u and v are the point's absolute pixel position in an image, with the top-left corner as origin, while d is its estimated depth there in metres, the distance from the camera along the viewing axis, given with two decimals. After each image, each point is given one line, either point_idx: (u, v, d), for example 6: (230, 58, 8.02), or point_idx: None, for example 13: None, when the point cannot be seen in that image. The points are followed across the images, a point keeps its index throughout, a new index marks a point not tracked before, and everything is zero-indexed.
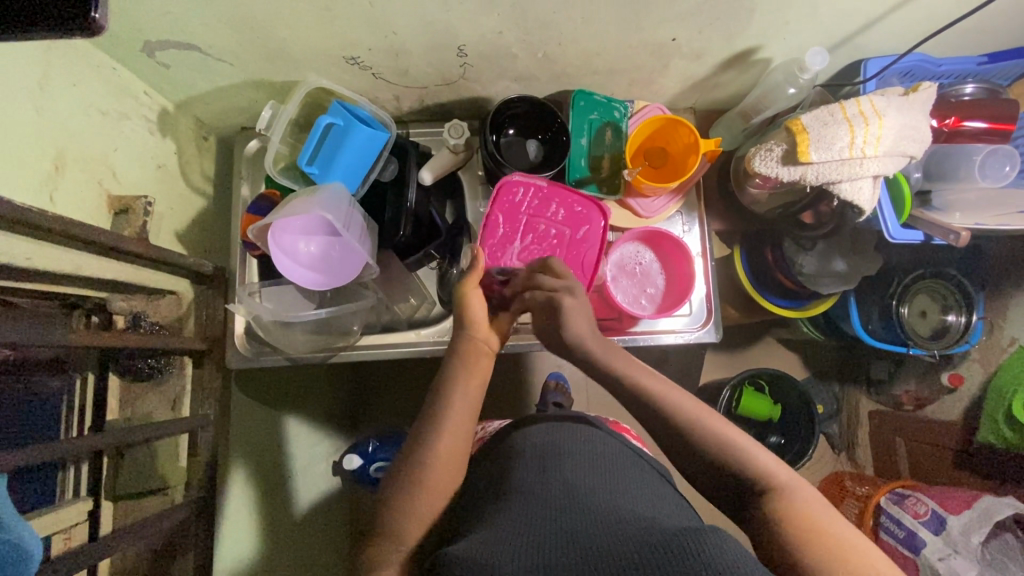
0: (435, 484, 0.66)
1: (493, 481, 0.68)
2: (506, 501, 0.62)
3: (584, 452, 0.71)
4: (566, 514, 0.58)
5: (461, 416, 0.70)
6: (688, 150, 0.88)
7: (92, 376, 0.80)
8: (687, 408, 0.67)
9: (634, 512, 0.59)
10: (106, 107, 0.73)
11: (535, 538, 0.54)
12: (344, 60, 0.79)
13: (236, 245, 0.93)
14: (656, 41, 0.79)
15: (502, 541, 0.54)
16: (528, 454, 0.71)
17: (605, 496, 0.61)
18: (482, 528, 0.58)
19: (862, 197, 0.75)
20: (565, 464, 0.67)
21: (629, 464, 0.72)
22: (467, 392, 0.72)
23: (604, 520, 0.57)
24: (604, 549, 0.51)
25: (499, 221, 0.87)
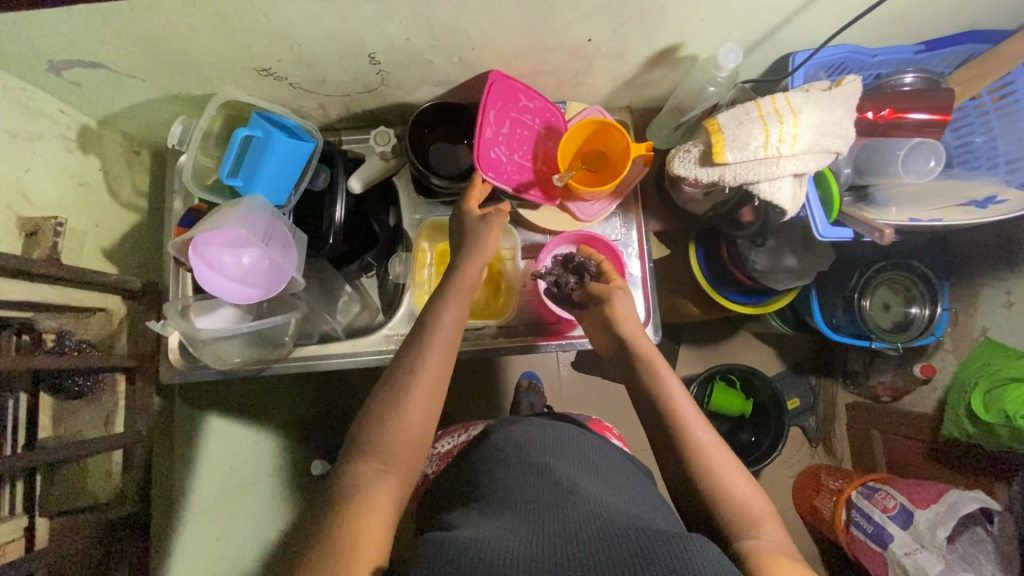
0: (424, 405, 0.63)
1: (474, 488, 0.69)
2: (494, 504, 0.63)
3: (567, 451, 0.71)
4: (550, 517, 0.58)
5: (448, 333, 0.67)
6: (616, 152, 0.87)
7: (24, 394, 0.79)
8: (694, 424, 0.69)
9: (616, 509, 0.60)
10: (14, 129, 0.72)
11: (526, 536, 0.56)
12: (257, 72, 0.78)
13: (169, 258, 0.93)
14: (572, 42, 0.77)
15: (499, 539, 0.55)
16: (511, 453, 0.71)
17: (590, 490, 0.63)
18: (470, 525, 0.59)
19: (782, 197, 0.73)
20: (548, 462, 0.68)
21: (611, 465, 0.72)
22: (460, 306, 0.69)
23: (590, 515, 0.58)
24: (592, 547, 0.53)
25: (554, 122, 0.89)
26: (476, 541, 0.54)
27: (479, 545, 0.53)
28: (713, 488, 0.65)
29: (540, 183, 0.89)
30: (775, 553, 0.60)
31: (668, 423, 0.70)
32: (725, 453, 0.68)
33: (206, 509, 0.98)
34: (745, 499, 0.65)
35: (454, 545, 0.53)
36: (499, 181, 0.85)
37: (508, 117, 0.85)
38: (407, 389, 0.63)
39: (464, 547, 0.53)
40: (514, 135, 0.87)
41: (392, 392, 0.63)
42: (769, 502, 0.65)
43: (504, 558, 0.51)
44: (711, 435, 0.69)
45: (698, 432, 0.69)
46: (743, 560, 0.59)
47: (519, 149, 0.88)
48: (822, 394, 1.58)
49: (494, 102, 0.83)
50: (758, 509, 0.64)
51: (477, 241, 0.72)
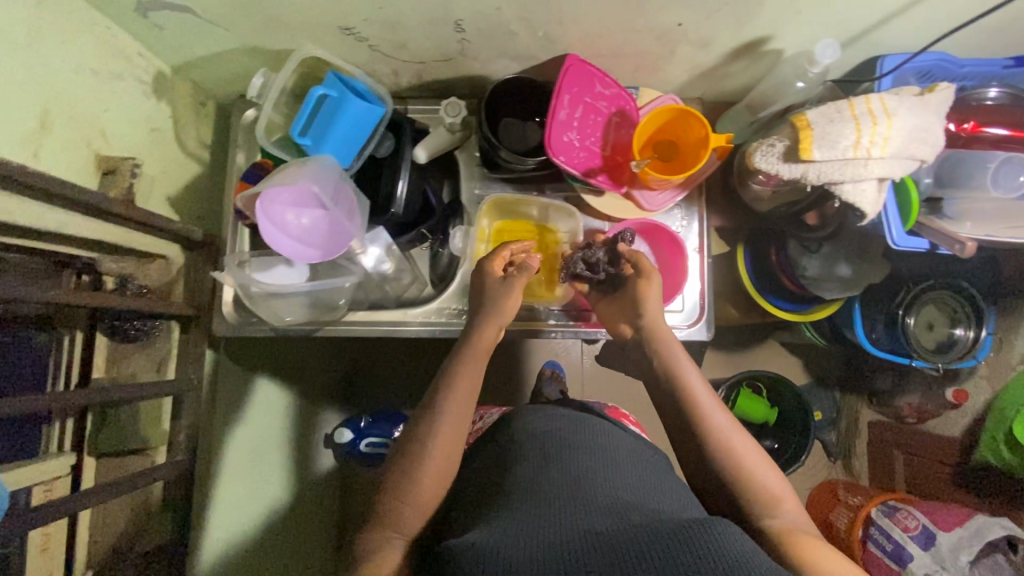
0: (442, 465, 0.66)
1: (492, 473, 0.67)
2: (510, 493, 0.61)
3: (585, 443, 0.68)
4: (569, 511, 0.56)
5: (461, 395, 0.70)
6: (693, 144, 0.85)
7: (81, 334, 0.82)
8: (709, 415, 0.68)
9: (635, 505, 0.58)
10: (97, 67, 0.72)
11: (544, 529, 0.54)
12: (339, 31, 0.77)
13: (230, 212, 0.93)
14: (661, 25, 0.76)
15: (516, 532, 0.54)
16: (528, 444, 0.69)
17: (610, 486, 0.61)
18: (486, 520, 0.58)
19: (864, 200, 0.71)
20: (563, 455, 0.66)
21: (634, 458, 0.68)
22: (474, 370, 0.72)
23: (610, 511, 0.56)
24: (610, 544, 0.51)
25: (631, 108, 0.87)
26: (494, 541, 0.53)
27: (499, 546, 0.51)
28: (735, 474, 0.65)
29: (610, 171, 0.88)
30: (796, 532, 0.61)
31: (684, 416, 0.70)
32: (743, 442, 0.67)
33: (239, 467, 0.99)
34: (763, 480, 0.65)
35: (472, 547, 0.52)
36: (571, 164, 0.84)
37: (583, 100, 0.84)
38: (425, 451, 0.66)
39: (482, 548, 0.51)
40: (590, 118, 0.85)
41: (412, 450, 0.66)
42: (787, 482, 0.66)
43: (521, 557, 0.50)
44: (727, 418, 0.68)
45: (714, 415, 0.69)
46: (769, 544, 0.61)
47: (593, 133, 0.86)
48: (846, 412, 1.57)
49: (571, 83, 0.82)
50: (778, 495, 0.64)
51: (494, 307, 0.76)
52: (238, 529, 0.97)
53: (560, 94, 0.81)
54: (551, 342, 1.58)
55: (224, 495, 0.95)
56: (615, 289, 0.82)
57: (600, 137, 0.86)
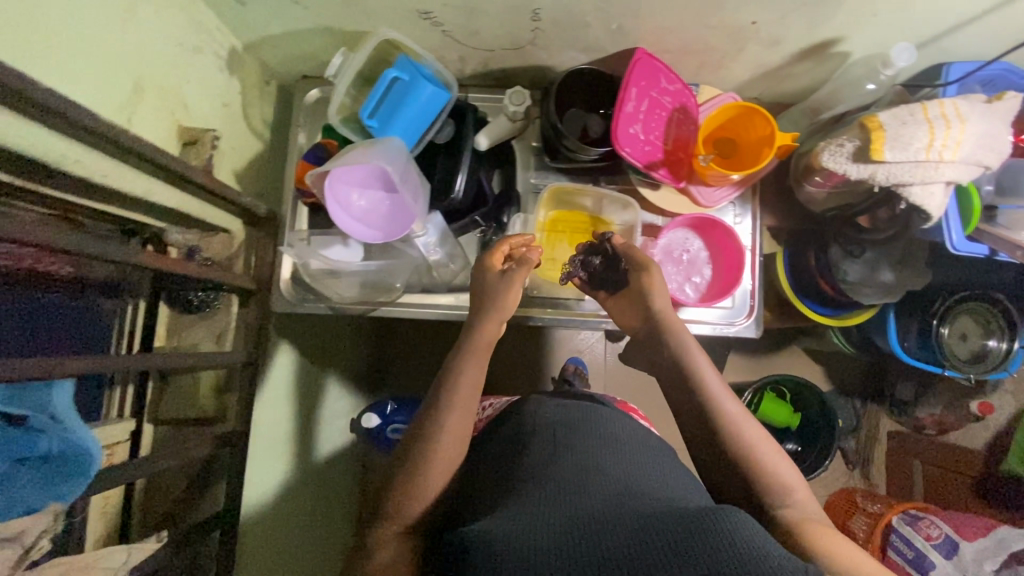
0: (450, 454, 0.66)
1: (505, 461, 0.66)
2: (521, 480, 0.59)
3: (594, 436, 0.66)
4: (575, 498, 0.54)
5: (467, 390, 0.69)
6: (757, 142, 0.86)
7: (143, 303, 0.84)
8: (720, 406, 0.69)
9: (643, 493, 0.56)
10: (183, 40, 0.73)
11: (549, 517, 0.51)
12: (417, 15, 0.78)
13: (289, 191, 0.94)
14: (735, 23, 0.77)
15: (527, 515, 0.52)
16: (539, 435, 0.67)
17: (617, 476, 0.58)
18: (498, 508, 0.56)
19: (931, 202, 0.73)
20: (572, 447, 0.63)
21: (646, 455, 0.65)
22: (478, 364, 0.71)
23: (614, 499, 0.54)
24: (613, 531, 0.48)
25: (694, 105, 0.88)
26: (501, 528, 0.50)
27: (506, 532, 0.49)
28: (752, 462, 0.66)
29: (671, 166, 0.89)
30: (809, 521, 0.62)
31: (698, 405, 0.70)
32: (755, 433, 0.67)
33: (274, 444, 0.98)
34: (776, 469, 0.66)
35: (480, 534, 0.50)
36: (635, 156, 0.85)
37: (651, 94, 0.85)
38: (437, 445, 0.65)
39: (489, 535, 0.50)
40: (655, 114, 0.86)
41: (421, 445, 0.66)
42: (799, 472, 0.66)
43: (531, 542, 0.48)
44: (739, 409, 0.69)
45: (724, 404, 0.70)
46: (785, 534, 0.61)
47: (657, 128, 0.87)
48: (866, 419, 1.56)
49: (641, 78, 0.83)
50: (792, 487, 0.64)
51: (495, 304, 0.74)
52: (276, 504, 0.99)
53: (630, 88, 0.82)
54: (575, 338, 1.59)
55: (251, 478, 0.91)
56: (613, 291, 0.83)
57: (663, 132, 0.87)
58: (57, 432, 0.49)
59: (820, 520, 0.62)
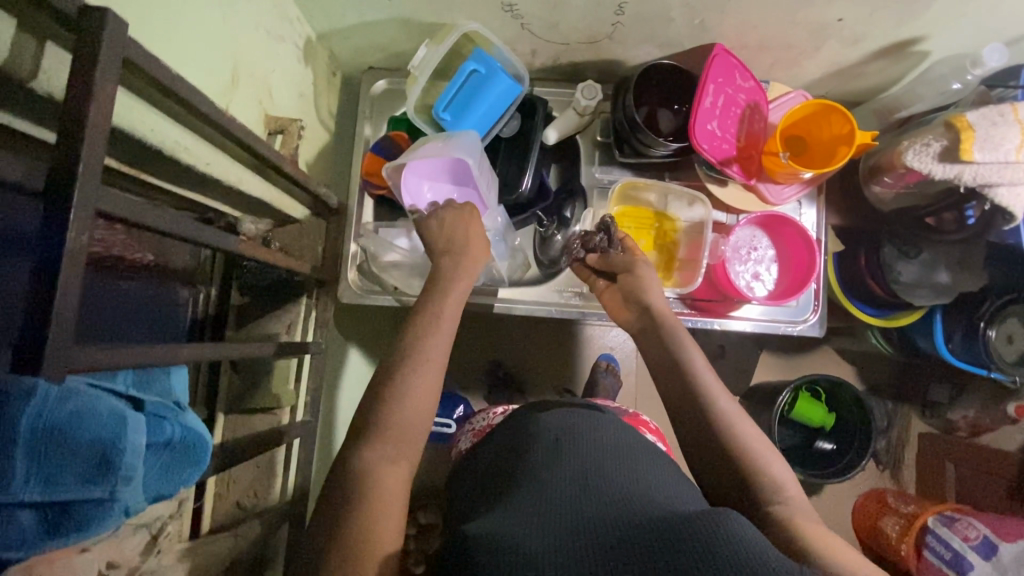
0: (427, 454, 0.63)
1: (505, 466, 0.64)
2: (517, 483, 0.57)
3: (591, 437, 0.63)
4: (568, 498, 0.51)
5: (447, 329, 0.65)
6: (831, 141, 0.86)
7: (215, 291, 0.84)
8: (717, 406, 0.68)
9: (640, 495, 0.53)
10: (270, 28, 0.73)
11: (539, 518, 0.49)
12: (500, 7, 0.78)
13: (354, 183, 0.93)
14: (821, 20, 0.76)
15: (516, 517, 0.50)
16: (539, 438, 0.64)
17: (612, 481, 0.54)
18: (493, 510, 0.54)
19: (1018, 203, 0.73)
20: (569, 447, 0.60)
21: (648, 460, 0.61)
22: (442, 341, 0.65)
23: (606, 502, 0.51)
24: (602, 535, 0.46)
25: (766, 102, 0.88)
26: (495, 529, 0.48)
27: (498, 531, 0.47)
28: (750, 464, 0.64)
29: (741, 163, 0.89)
30: (801, 521, 0.60)
31: (696, 404, 0.69)
32: (750, 432, 0.67)
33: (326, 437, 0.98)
34: (769, 468, 0.64)
35: (471, 536, 0.49)
36: (709, 153, 0.84)
37: (726, 91, 0.85)
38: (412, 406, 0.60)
39: (483, 535, 0.48)
40: (729, 110, 0.86)
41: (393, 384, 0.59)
42: (795, 474, 0.65)
43: (519, 543, 0.45)
44: (734, 406, 0.69)
45: (719, 402, 0.69)
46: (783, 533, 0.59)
47: (730, 125, 0.87)
48: (897, 421, 1.56)
49: (719, 75, 0.83)
50: (791, 491, 0.63)
51: (464, 244, 0.72)
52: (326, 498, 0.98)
53: (708, 84, 0.82)
54: (606, 335, 1.54)
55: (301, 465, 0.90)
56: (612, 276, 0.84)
57: (736, 129, 0.87)
58: (179, 417, 0.49)
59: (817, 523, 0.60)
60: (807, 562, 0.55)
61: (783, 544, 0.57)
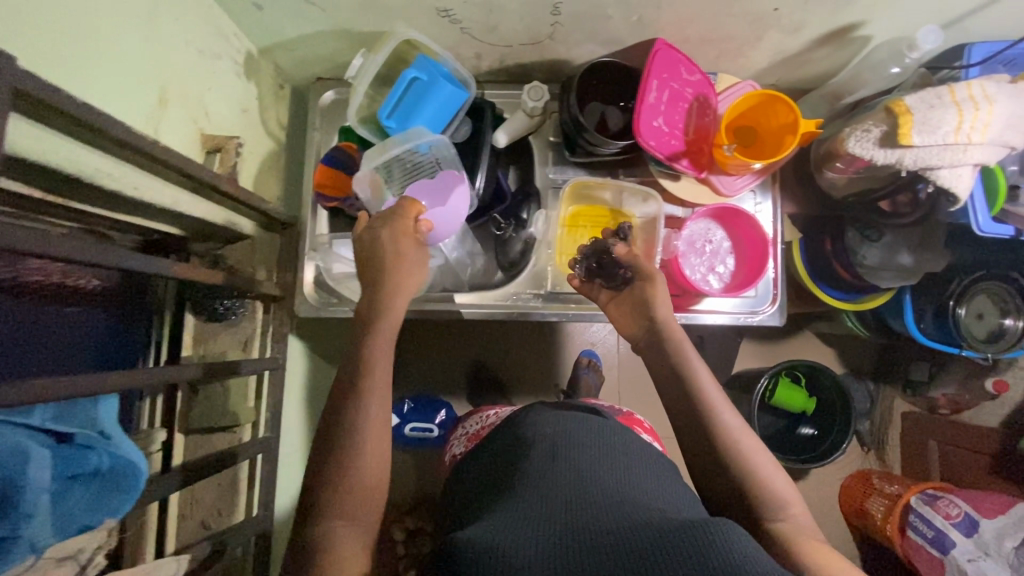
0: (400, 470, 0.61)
1: (498, 474, 0.63)
2: (514, 489, 0.57)
3: (589, 439, 0.63)
4: (567, 510, 0.51)
5: (384, 365, 0.63)
6: (781, 130, 0.85)
7: (169, 314, 0.84)
8: (720, 414, 0.68)
9: (635, 501, 0.53)
10: (203, 47, 0.73)
11: (540, 530, 0.49)
12: (436, 13, 0.77)
13: (307, 194, 0.93)
14: (759, 10, 0.76)
15: (514, 526, 0.49)
16: (536, 441, 0.63)
17: (607, 488, 0.54)
18: (487, 519, 0.53)
19: (960, 184, 0.73)
20: (569, 452, 0.60)
21: (645, 465, 0.61)
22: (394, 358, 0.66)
23: (603, 512, 0.51)
24: (599, 552, 0.46)
25: (714, 94, 0.88)
26: (493, 538, 0.48)
27: (494, 541, 0.47)
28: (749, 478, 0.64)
29: (691, 157, 0.89)
30: (800, 540, 0.59)
31: (699, 412, 0.69)
32: (753, 445, 0.66)
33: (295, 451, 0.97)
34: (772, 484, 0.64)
35: (463, 543, 0.48)
36: (656, 149, 0.84)
37: (670, 86, 0.84)
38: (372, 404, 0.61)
39: (482, 542, 0.47)
40: (674, 105, 0.86)
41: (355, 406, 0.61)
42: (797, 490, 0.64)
43: (520, 556, 0.45)
44: (737, 418, 0.68)
45: (721, 413, 0.68)
46: (774, 548, 0.59)
47: (677, 120, 0.87)
48: (880, 402, 1.57)
49: (661, 70, 0.82)
50: (792, 508, 0.62)
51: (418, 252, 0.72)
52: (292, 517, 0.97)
53: (650, 80, 0.82)
54: (585, 331, 1.54)
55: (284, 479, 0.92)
56: (614, 287, 0.82)
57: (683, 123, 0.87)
58: (105, 448, 0.50)
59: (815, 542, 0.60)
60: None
61: (777, 557, 0.57)
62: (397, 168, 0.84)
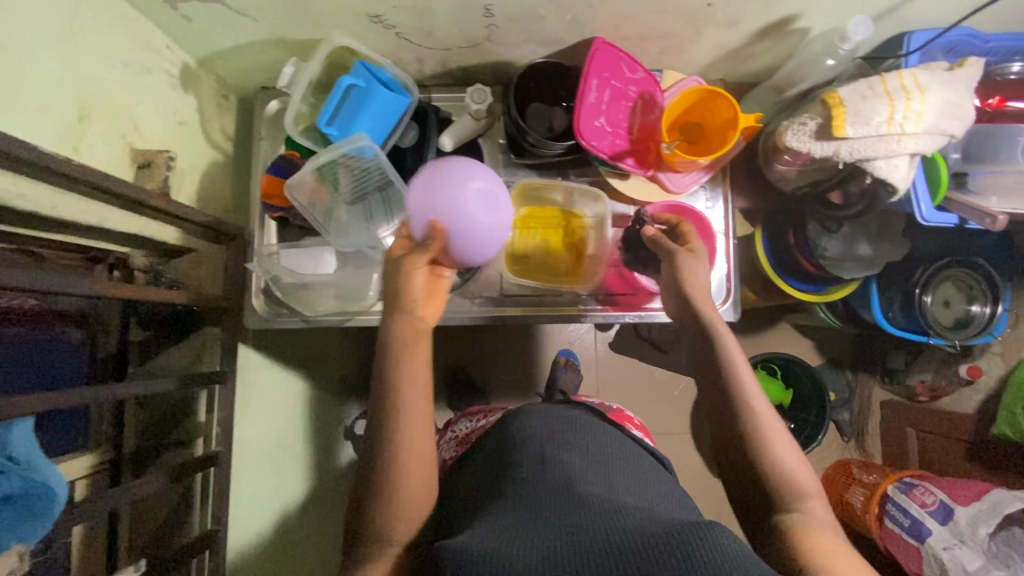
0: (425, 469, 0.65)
1: (506, 469, 0.64)
2: (523, 488, 0.58)
3: (586, 449, 0.65)
4: (570, 517, 0.53)
5: (413, 391, 0.67)
6: (724, 125, 0.85)
7: (115, 328, 0.84)
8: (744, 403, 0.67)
9: (629, 506, 0.55)
10: (129, 61, 0.72)
11: (540, 538, 0.50)
12: (368, 19, 0.77)
13: (254, 204, 0.92)
14: (691, 5, 0.75)
15: (512, 534, 0.51)
16: (533, 447, 0.65)
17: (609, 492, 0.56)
18: (488, 521, 0.55)
19: (897, 175, 0.72)
20: (566, 460, 0.62)
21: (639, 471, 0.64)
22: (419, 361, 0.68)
23: (605, 518, 0.52)
24: (597, 557, 0.48)
25: (658, 90, 0.87)
26: (495, 544, 0.49)
27: (495, 548, 0.49)
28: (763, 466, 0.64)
29: (636, 155, 0.89)
30: (815, 531, 0.59)
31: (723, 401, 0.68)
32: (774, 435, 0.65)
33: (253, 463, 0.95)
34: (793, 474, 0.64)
35: (460, 548, 0.50)
36: (598, 149, 0.84)
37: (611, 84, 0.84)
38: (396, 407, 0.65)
39: (483, 549, 0.49)
40: (615, 103, 0.85)
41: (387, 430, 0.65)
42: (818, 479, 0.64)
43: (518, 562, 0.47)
44: (768, 407, 0.67)
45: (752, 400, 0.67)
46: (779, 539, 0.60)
47: (620, 118, 0.86)
48: (858, 391, 1.55)
49: (600, 68, 0.82)
50: (807, 499, 0.62)
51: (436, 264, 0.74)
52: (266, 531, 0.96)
53: (588, 78, 0.81)
54: (563, 330, 1.52)
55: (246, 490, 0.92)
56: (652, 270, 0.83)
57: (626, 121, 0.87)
58: (17, 472, 0.51)
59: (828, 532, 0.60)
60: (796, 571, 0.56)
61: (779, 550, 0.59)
62: (342, 171, 0.84)
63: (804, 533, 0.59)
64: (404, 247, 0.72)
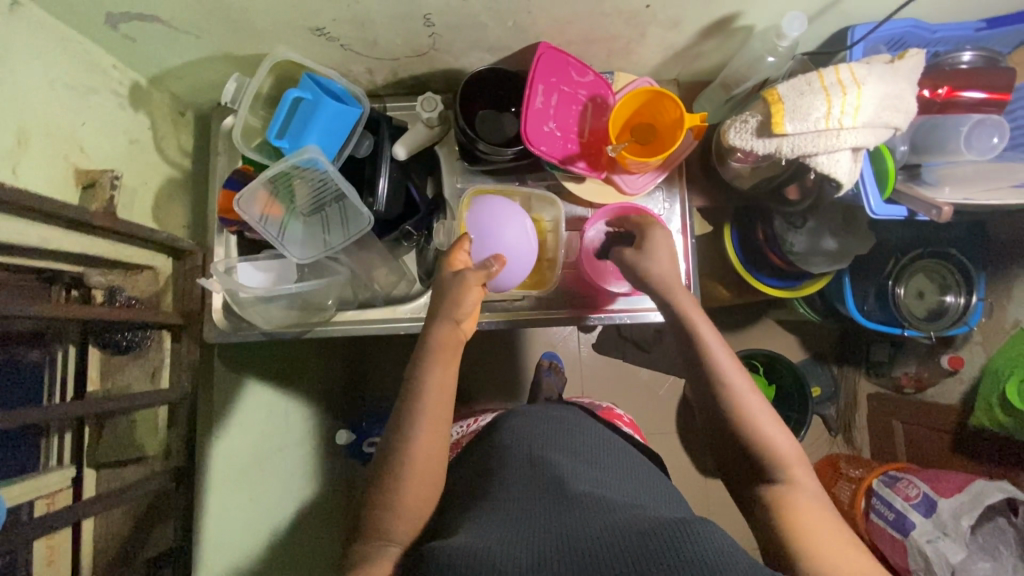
0: (421, 481, 0.63)
1: (483, 478, 0.65)
2: (502, 496, 0.59)
3: (573, 447, 0.67)
4: (553, 521, 0.53)
5: (437, 398, 0.66)
6: (673, 125, 0.85)
7: (74, 347, 0.84)
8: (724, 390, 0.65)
9: (619, 503, 0.56)
10: (72, 82, 0.73)
11: (521, 541, 0.50)
12: (310, 32, 0.77)
13: (213, 218, 0.93)
14: (629, 8, 0.76)
15: (492, 535, 0.51)
16: (516, 448, 0.67)
17: (592, 492, 0.57)
18: (468, 525, 0.55)
19: (839, 169, 0.72)
20: (550, 458, 0.64)
21: (625, 478, 0.64)
22: (443, 368, 0.68)
23: (586, 518, 0.52)
24: (583, 548, 0.49)
25: (607, 93, 0.87)
26: (474, 544, 0.49)
27: (474, 548, 0.48)
28: (743, 440, 0.63)
29: (587, 157, 0.89)
30: (798, 502, 0.58)
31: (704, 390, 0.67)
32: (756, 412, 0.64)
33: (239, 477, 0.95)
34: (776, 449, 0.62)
35: (447, 545, 0.50)
36: (546, 153, 0.84)
37: (558, 89, 0.84)
38: (417, 408, 0.65)
39: (463, 547, 0.49)
40: (562, 107, 0.86)
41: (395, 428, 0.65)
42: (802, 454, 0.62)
43: (498, 560, 0.47)
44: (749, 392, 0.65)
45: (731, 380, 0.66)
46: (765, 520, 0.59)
47: (569, 122, 0.87)
48: (844, 384, 1.49)
49: (544, 74, 0.82)
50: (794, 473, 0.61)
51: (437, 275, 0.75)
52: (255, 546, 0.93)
53: (534, 84, 0.81)
54: (547, 332, 1.52)
55: (216, 505, 0.88)
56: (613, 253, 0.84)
57: (575, 126, 0.87)
58: None
59: (819, 509, 0.58)
60: (786, 554, 0.55)
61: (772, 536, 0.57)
62: (297, 180, 0.85)
63: (791, 506, 0.58)
64: (464, 264, 0.75)
